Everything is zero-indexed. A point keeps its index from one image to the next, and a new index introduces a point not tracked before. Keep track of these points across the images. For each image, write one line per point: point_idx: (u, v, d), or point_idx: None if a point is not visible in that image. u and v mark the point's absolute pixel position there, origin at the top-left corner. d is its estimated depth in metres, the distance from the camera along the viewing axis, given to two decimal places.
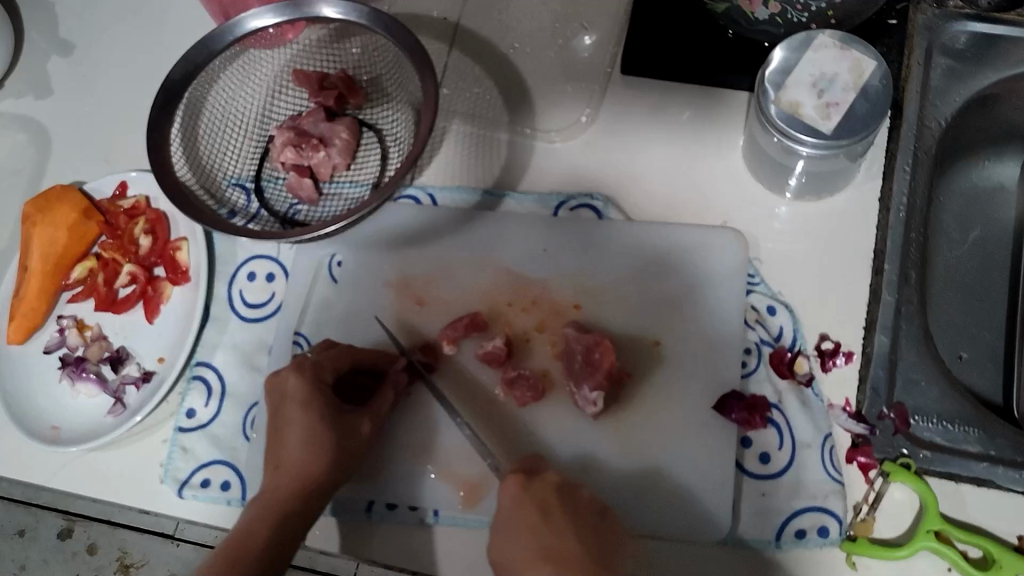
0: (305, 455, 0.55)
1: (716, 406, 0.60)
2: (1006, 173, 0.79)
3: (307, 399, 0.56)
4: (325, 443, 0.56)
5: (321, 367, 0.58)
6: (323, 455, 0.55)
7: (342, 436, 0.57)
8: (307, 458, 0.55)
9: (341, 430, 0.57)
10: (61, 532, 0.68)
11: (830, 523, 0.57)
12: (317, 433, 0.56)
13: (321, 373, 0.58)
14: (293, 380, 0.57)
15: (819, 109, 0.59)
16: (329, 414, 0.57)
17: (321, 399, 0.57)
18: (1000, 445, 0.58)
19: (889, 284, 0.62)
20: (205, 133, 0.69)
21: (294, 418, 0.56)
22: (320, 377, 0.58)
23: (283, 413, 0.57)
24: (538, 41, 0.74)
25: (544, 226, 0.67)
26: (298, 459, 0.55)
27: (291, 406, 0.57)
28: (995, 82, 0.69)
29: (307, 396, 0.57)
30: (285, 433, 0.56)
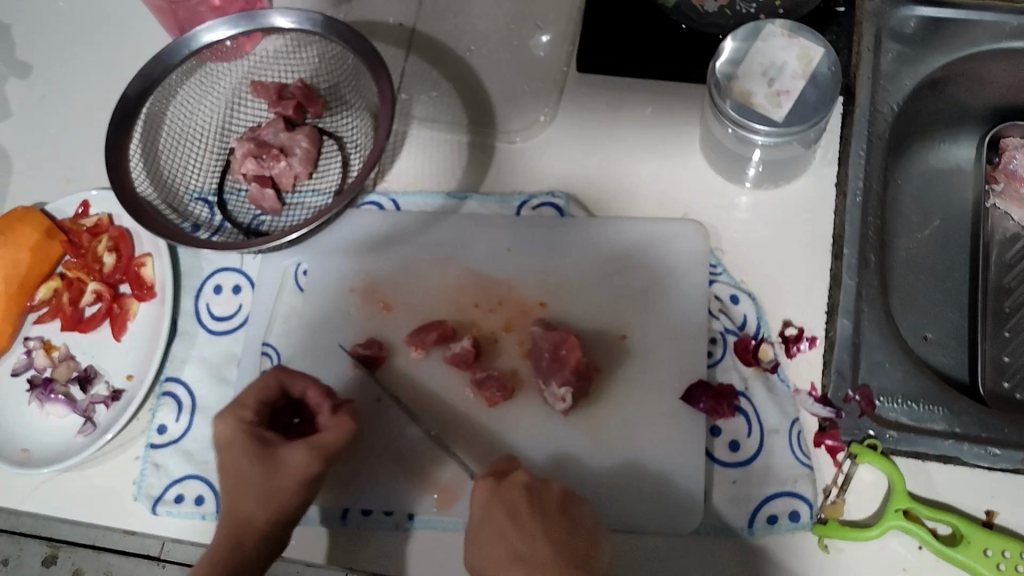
0: (248, 504, 0.53)
1: (684, 397, 0.61)
2: (962, 154, 0.80)
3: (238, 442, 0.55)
4: (256, 487, 0.53)
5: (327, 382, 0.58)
6: (251, 499, 0.53)
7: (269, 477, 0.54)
8: (245, 509, 0.53)
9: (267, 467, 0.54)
10: (45, 560, 0.65)
11: (802, 508, 0.57)
12: (244, 474, 0.54)
13: (243, 415, 0.56)
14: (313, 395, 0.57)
15: (770, 97, 0.61)
16: (260, 456, 0.54)
17: (251, 441, 0.55)
18: (965, 422, 0.60)
19: (849, 268, 0.63)
20: (165, 148, 0.69)
21: (233, 465, 0.54)
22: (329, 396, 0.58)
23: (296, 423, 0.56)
24: (495, 43, 0.75)
25: (507, 226, 0.67)
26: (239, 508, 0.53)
27: (223, 452, 0.55)
28: (944, 65, 0.71)
29: (233, 437, 0.55)
30: (224, 480, 0.55)
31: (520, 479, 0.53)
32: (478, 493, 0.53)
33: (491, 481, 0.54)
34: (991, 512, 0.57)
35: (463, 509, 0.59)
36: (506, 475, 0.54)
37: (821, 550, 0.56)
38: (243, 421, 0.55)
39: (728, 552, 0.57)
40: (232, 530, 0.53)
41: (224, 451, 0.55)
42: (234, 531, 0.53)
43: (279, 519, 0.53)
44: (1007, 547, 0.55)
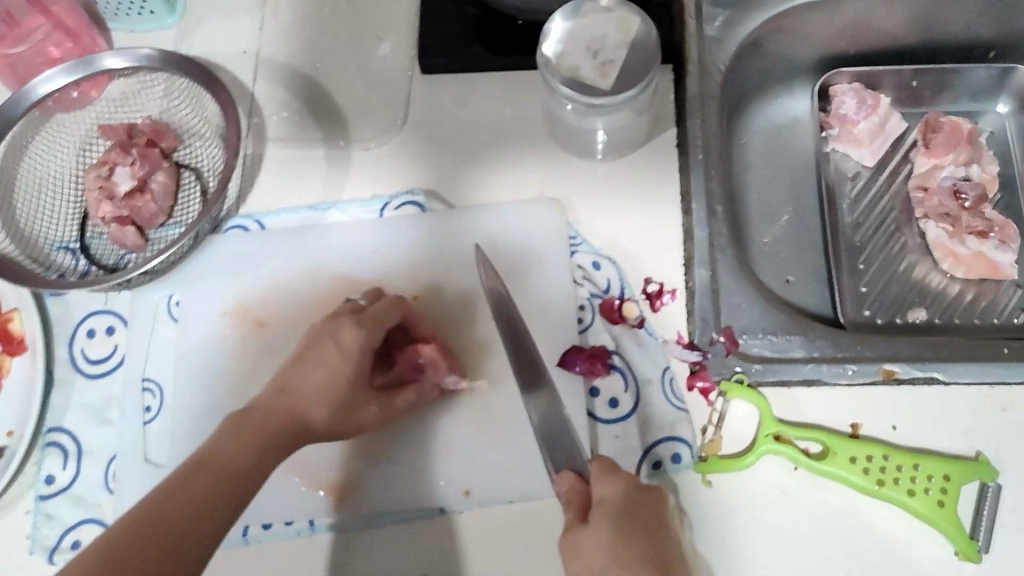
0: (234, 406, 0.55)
1: (560, 362, 0.63)
2: (798, 107, 0.86)
3: (349, 354, 0.57)
4: (319, 398, 0.56)
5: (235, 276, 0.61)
6: (332, 400, 0.56)
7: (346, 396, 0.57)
8: (306, 404, 0.55)
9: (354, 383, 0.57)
10: None
11: (682, 449, 0.60)
12: (336, 381, 0.56)
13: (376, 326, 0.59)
14: None
15: (596, 69, 0.64)
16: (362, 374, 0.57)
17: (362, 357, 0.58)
18: (821, 346, 0.64)
19: (699, 221, 0.67)
20: (20, 202, 0.69)
21: (347, 359, 0.57)
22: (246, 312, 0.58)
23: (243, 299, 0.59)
24: (340, 59, 0.77)
25: (371, 230, 0.69)
26: (301, 401, 0.55)
27: (330, 346, 0.57)
28: (763, 23, 0.76)
29: (354, 346, 0.58)
30: (303, 371, 0.57)
31: (654, 493, 0.51)
32: (613, 485, 0.51)
33: (633, 480, 0.51)
34: (855, 424, 0.61)
35: (363, 505, 0.61)
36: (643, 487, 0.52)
37: (704, 485, 0.59)
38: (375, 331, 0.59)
39: None
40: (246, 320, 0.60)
41: (337, 351, 0.57)
42: (280, 417, 0.54)
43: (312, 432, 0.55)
44: (871, 452, 0.59)
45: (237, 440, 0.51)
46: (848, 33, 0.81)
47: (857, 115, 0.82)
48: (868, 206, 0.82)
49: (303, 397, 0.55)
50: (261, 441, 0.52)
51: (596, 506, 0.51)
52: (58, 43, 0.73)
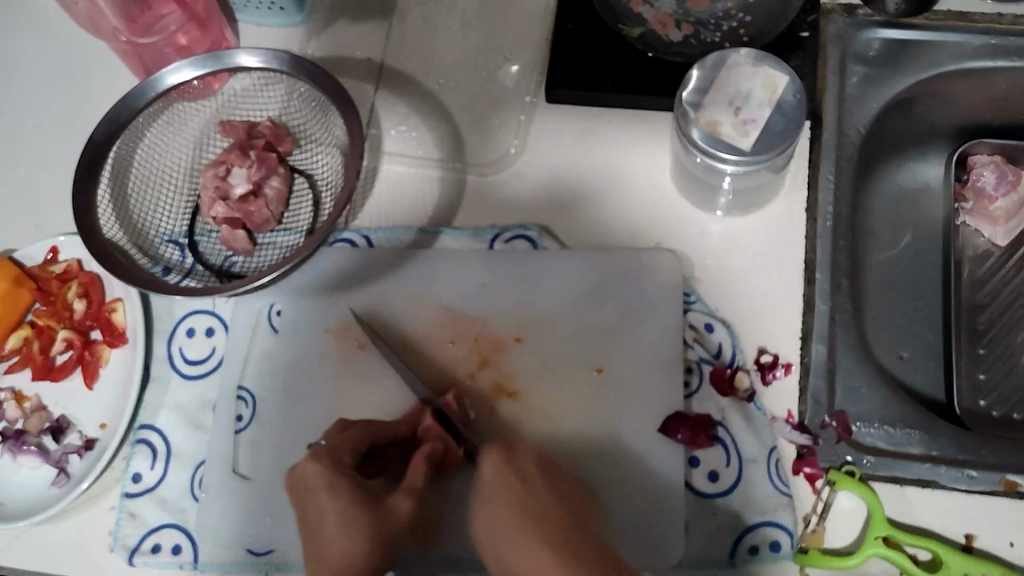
0: (332, 545, 0.54)
1: (661, 429, 0.61)
2: (931, 172, 0.81)
3: (331, 484, 0.55)
4: (370, 536, 0.54)
5: (337, 453, 0.57)
6: (363, 540, 0.53)
7: (377, 516, 0.55)
8: (348, 551, 0.53)
9: (377, 513, 0.55)
10: None
11: (782, 537, 0.57)
12: (353, 517, 0.54)
13: (339, 456, 0.57)
14: (309, 465, 0.56)
15: (738, 126, 0.61)
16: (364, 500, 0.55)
17: (349, 487, 0.55)
18: (943, 445, 0.61)
19: (822, 293, 0.64)
20: (133, 192, 0.68)
21: (325, 508, 0.55)
22: (339, 461, 0.57)
23: (328, 450, 0.57)
24: (464, 77, 0.75)
25: (480, 260, 0.67)
26: (341, 555, 0.53)
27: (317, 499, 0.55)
28: (909, 86, 0.72)
29: (332, 484, 0.55)
30: (320, 527, 0.54)
31: (529, 455, 0.59)
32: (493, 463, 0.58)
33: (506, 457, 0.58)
34: (970, 535, 0.57)
35: (446, 547, 0.60)
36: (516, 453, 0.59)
37: None
38: (337, 465, 0.56)
39: None
40: (336, 448, 0.58)
41: (325, 507, 0.55)
42: (344, 572, 0.53)
43: (386, 555, 0.54)
44: (987, 571, 0.55)
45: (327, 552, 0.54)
46: (997, 104, 0.76)
47: (995, 191, 0.77)
48: (995, 286, 0.78)
49: (330, 546, 0.54)
50: None
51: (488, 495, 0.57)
52: (187, 31, 0.71)
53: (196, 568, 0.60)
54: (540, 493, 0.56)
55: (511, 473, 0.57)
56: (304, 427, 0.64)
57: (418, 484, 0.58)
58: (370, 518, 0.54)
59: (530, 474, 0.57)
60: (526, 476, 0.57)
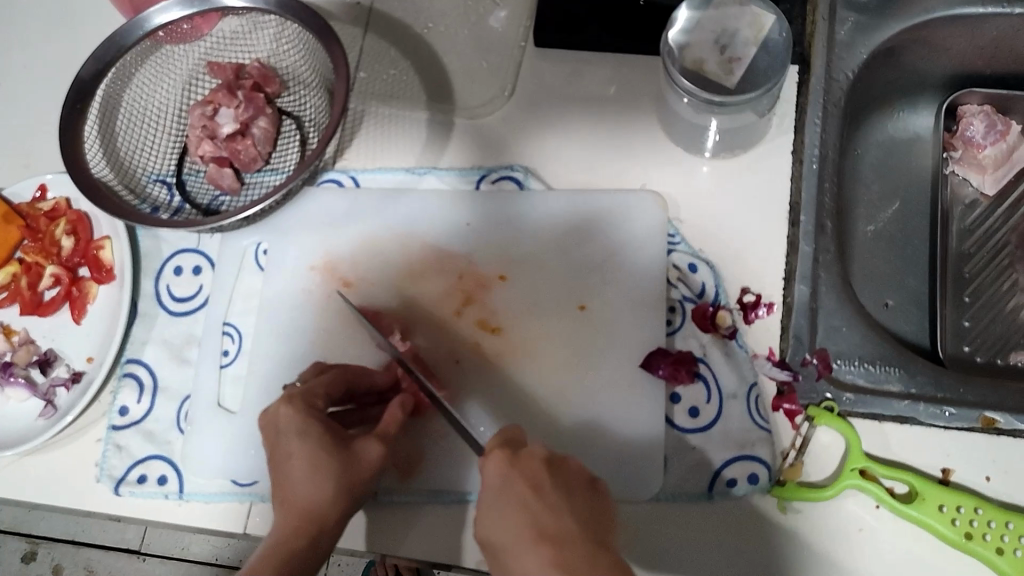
0: (298, 490, 0.53)
1: (643, 364, 0.62)
2: (921, 123, 0.81)
3: (302, 429, 0.54)
4: (337, 478, 0.53)
5: (313, 397, 0.56)
6: (329, 481, 0.53)
7: (346, 458, 0.54)
8: (312, 491, 0.52)
9: (346, 456, 0.54)
10: None
11: (759, 470, 0.58)
12: (322, 460, 0.53)
13: (312, 401, 0.56)
14: (283, 409, 0.55)
15: (722, 65, 0.62)
16: (334, 442, 0.54)
17: (320, 429, 0.54)
18: (920, 383, 0.61)
19: (806, 234, 0.64)
20: (122, 130, 0.69)
21: (293, 450, 0.54)
22: (312, 405, 0.56)
23: (302, 393, 0.56)
24: (454, 21, 0.75)
25: (466, 201, 0.68)
26: (305, 498, 0.52)
27: (286, 441, 0.54)
28: (898, 33, 0.72)
29: (303, 428, 0.54)
30: (287, 468, 0.54)
31: (537, 454, 0.50)
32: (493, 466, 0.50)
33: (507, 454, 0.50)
34: (947, 469, 0.58)
35: (428, 479, 0.60)
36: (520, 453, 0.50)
37: (779, 510, 0.57)
38: (310, 409, 0.56)
39: (688, 516, 0.58)
40: (309, 393, 0.57)
41: (293, 448, 0.54)
42: (308, 516, 0.52)
43: (354, 498, 0.54)
44: (963, 502, 0.55)
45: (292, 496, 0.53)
46: (988, 53, 0.76)
47: (984, 139, 0.77)
48: (981, 236, 0.78)
49: (293, 492, 0.53)
50: (298, 539, 0.51)
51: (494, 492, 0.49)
52: None
53: (181, 499, 0.61)
54: (554, 509, 0.47)
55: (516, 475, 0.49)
56: (289, 364, 0.64)
57: (392, 433, 0.57)
58: (338, 460, 0.53)
59: (541, 478, 0.49)
60: (538, 482, 0.49)
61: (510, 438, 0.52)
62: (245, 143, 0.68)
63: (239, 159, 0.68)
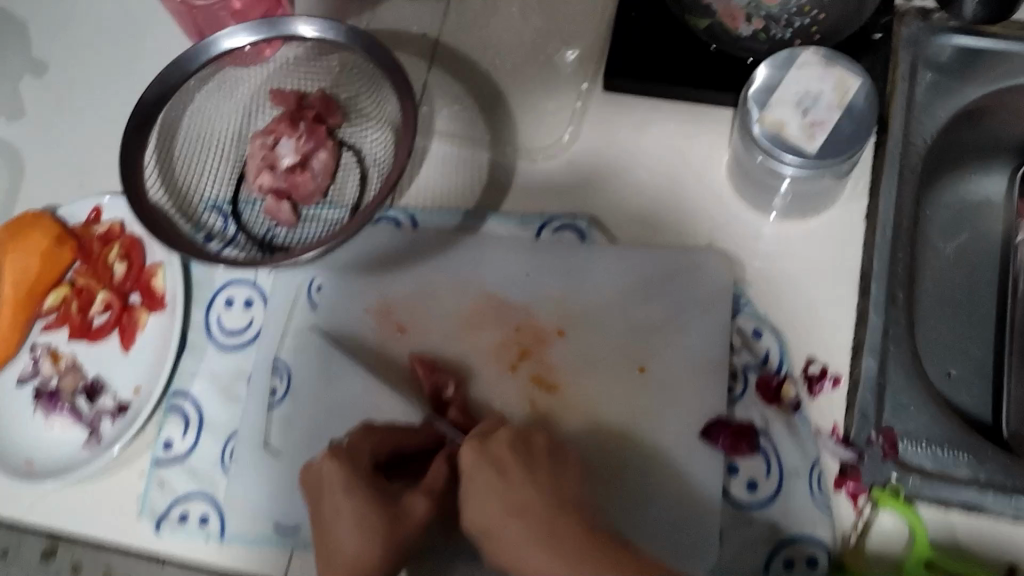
0: (343, 548, 0.52)
1: (702, 434, 0.60)
2: (993, 186, 0.79)
3: (347, 484, 0.53)
4: (384, 534, 0.51)
5: (357, 451, 0.55)
6: (377, 543, 0.51)
7: (394, 516, 0.52)
8: (358, 552, 0.51)
9: (392, 514, 0.52)
10: (44, 553, 0.61)
11: (818, 553, 0.56)
12: (367, 517, 0.52)
13: (357, 456, 0.55)
14: (327, 464, 0.54)
15: (804, 129, 0.59)
16: (381, 498, 0.53)
17: (366, 485, 0.53)
18: (991, 471, 0.58)
19: (876, 306, 0.62)
20: (181, 155, 0.68)
21: (340, 507, 0.53)
22: (357, 459, 0.54)
23: (346, 448, 0.55)
24: (521, 60, 0.73)
25: (527, 248, 0.66)
26: (350, 556, 0.51)
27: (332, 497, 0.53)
28: (980, 97, 0.69)
29: (349, 483, 0.53)
30: (333, 524, 0.53)
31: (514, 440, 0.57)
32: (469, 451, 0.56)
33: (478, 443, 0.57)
34: (1014, 565, 0.56)
35: None
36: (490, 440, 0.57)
37: None
38: (354, 463, 0.54)
39: None
40: (354, 449, 0.55)
41: (340, 502, 0.53)
42: (356, 574, 0.51)
43: (400, 557, 0.52)
44: None
45: (338, 554, 0.52)
46: None
47: None
48: None
49: (340, 551, 0.52)
50: None
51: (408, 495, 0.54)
52: None
53: (222, 540, 0.59)
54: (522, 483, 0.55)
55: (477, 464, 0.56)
56: (337, 406, 0.62)
57: (439, 487, 0.55)
58: (385, 517, 0.52)
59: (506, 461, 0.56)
60: (503, 463, 0.56)
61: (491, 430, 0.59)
62: (307, 176, 0.67)
63: (299, 192, 0.67)
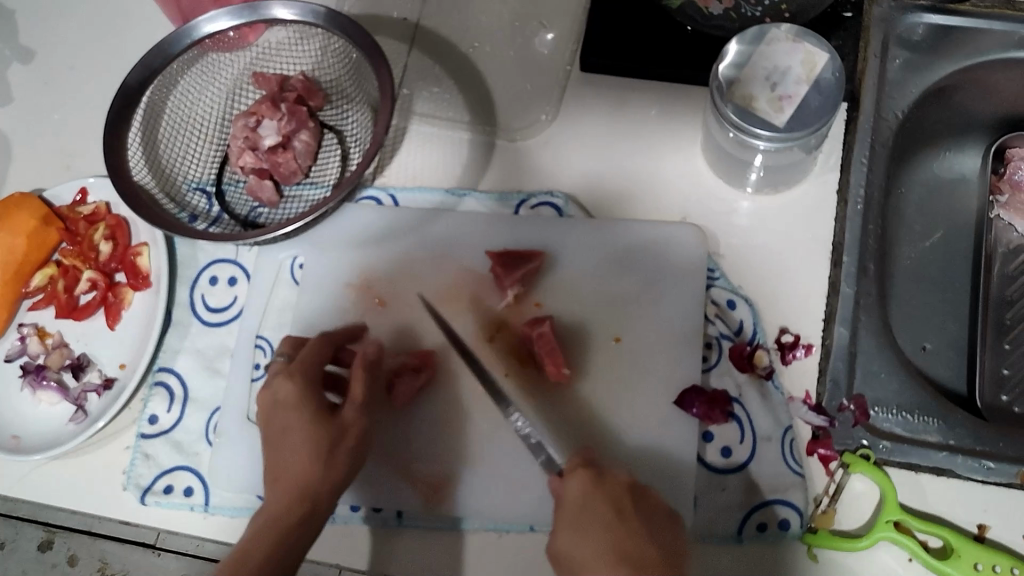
0: (289, 457, 0.53)
1: (677, 401, 0.61)
2: (968, 164, 0.79)
3: (298, 401, 0.55)
4: (327, 444, 0.53)
5: (307, 366, 0.57)
6: (316, 451, 0.53)
7: (333, 428, 0.54)
8: (307, 463, 0.52)
9: (333, 423, 0.54)
10: (42, 544, 0.63)
11: (791, 516, 0.56)
12: (312, 429, 0.54)
13: (307, 370, 0.57)
14: (284, 383, 0.56)
15: (773, 101, 0.61)
16: (321, 410, 0.55)
17: (312, 399, 0.55)
18: (959, 434, 0.59)
19: (849, 276, 0.63)
20: (164, 138, 0.69)
21: (293, 424, 0.54)
22: (306, 374, 0.56)
23: (292, 365, 0.57)
24: (500, 42, 0.75)
25: (505, 224, 0.67)
26: (297, 464, 0.52)
27: (281, 414, 0.55)
28: (951, 73, 0.71)
29: (299, 399, 0.55)
30: (282, 440, 0.54)
31: (622, 481, 0.54)
32: (578, 483, 0.54)
33: (593, 475, 0.54)
34: (983, 526, 0.57)
35: (453, 510, 0.59)
36: (606, 476, 0.54)
37: (809, 558, 0.56)
38: (303, 378, 0.56)
39: (717, 559, 0.57)
40: (309, 367, 0.57)
41: (294, 424, 0.54)
42: (300, 480, 0.52)
43: (346, 468, 0.53)
44: (998, 561, 0.54)
45: (282, 462, 0.53)
46: None
47: None
48: None
49: (286, 463, 0.53)
50: (298, 507, 0.51)
51: (564, 509, 0.53)
52: None
53: (207, 511, 0.60)
54: (635, 531, 0.51)
55: (602, 493, 0.53)
56: None
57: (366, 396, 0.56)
58: (326, 429, 0.54)
59: (624, 501, 0.53)
60: (620, 504, 0.52)
61: (587, 459, 0.56)
62: (289, 157, 0.68)
63: (280, 172, 0.68)
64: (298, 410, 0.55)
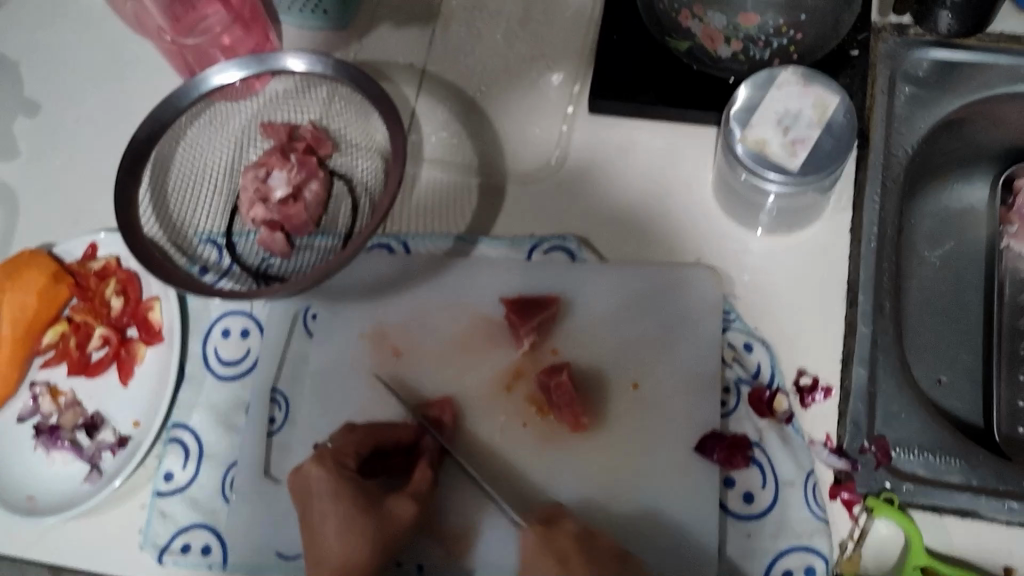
0: (333, 546, 0.54)
1: (697, 447, 0.60)
2: (976, 195, 0.80)
3: (335, 490, 0.55)
4: (374, 536, 0.54)
5: (343, 456, 0.57)
6: (363, 541, 0.53)
7: (379, 516, 0.55)
8: (346, 554, 0.53)
9: (378, 515, 0.55)
10: None
11: (816, 562, 0.56)
12: (355, 521, 0.54)
13: (341, 459, 0.57)
14: (316, 473, 0.56)
15: (786, 147, 0.60)
16: (365, 500, 0.55)
17: (352, 487, 0.55)
18: (982, 475, 0.59)
19: (864, 316, 0.63)
20: (173, 191, 0.69)
21: (328, 510, 0.55)
22: (342, 464, 0.57)
23: (328, 454, 0.57)
24: (508, 85, 0.75)
25: (519, 270, 0.67)
26: (340, 551, 0.53)
27: (318, 504, 0.55)
28: (959, 107, 0.71)
29: (336, 489, 0.55)
30: (321, 528, 0.55)
31: (568, 530, 0.54)
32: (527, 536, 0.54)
33: (538, 530, 0.54)
34: (1009, 567, 0.56)
35: (474, 563, 0.59)
36: (554, 526, 0.55)
37: None
38: (340, 471, 0.56)
39: None
40: (341, 455, 0.57)
41: (322, 506, 0.55)
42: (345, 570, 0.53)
43: (389, 557, 0.54)
44: None
45: (320, 552, 0.54)
46: None
47: None
48: None
49: (328, 554, 0.54)
50: None
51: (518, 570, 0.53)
52: (231, 32, 0.72)
53: (225, 570, 0.60)
54: None
55: (547, 545, 0.53)
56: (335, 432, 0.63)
57: (423, 492, 0.57)
58: (372, 518, 0.54)
59: (567, 551, 0.53)
60: (566, 554, 0.52)
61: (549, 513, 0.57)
62: (299, 208, 0.68)
63: (289, 223, 0.68)
64: (331, 500, 0.55)
